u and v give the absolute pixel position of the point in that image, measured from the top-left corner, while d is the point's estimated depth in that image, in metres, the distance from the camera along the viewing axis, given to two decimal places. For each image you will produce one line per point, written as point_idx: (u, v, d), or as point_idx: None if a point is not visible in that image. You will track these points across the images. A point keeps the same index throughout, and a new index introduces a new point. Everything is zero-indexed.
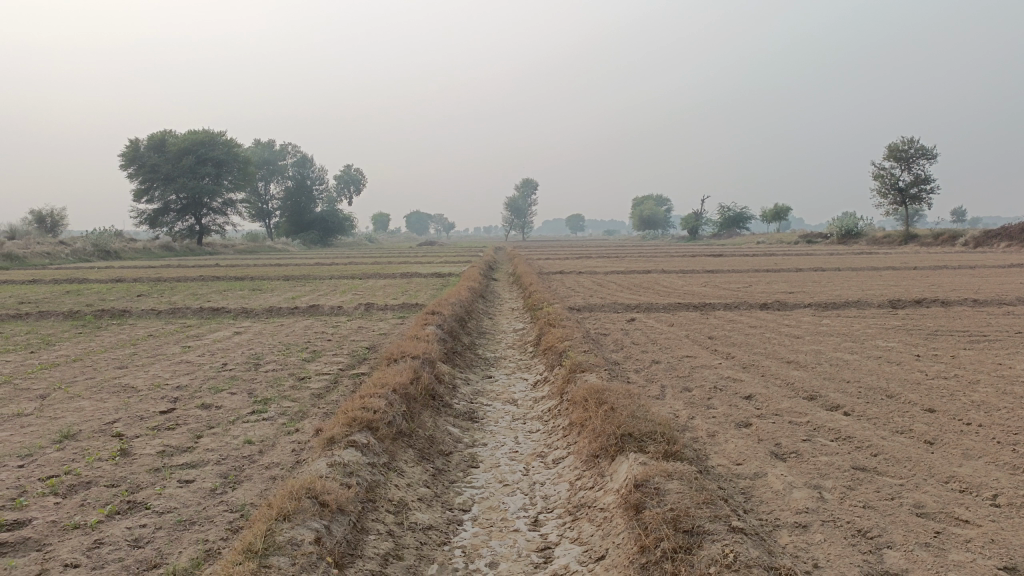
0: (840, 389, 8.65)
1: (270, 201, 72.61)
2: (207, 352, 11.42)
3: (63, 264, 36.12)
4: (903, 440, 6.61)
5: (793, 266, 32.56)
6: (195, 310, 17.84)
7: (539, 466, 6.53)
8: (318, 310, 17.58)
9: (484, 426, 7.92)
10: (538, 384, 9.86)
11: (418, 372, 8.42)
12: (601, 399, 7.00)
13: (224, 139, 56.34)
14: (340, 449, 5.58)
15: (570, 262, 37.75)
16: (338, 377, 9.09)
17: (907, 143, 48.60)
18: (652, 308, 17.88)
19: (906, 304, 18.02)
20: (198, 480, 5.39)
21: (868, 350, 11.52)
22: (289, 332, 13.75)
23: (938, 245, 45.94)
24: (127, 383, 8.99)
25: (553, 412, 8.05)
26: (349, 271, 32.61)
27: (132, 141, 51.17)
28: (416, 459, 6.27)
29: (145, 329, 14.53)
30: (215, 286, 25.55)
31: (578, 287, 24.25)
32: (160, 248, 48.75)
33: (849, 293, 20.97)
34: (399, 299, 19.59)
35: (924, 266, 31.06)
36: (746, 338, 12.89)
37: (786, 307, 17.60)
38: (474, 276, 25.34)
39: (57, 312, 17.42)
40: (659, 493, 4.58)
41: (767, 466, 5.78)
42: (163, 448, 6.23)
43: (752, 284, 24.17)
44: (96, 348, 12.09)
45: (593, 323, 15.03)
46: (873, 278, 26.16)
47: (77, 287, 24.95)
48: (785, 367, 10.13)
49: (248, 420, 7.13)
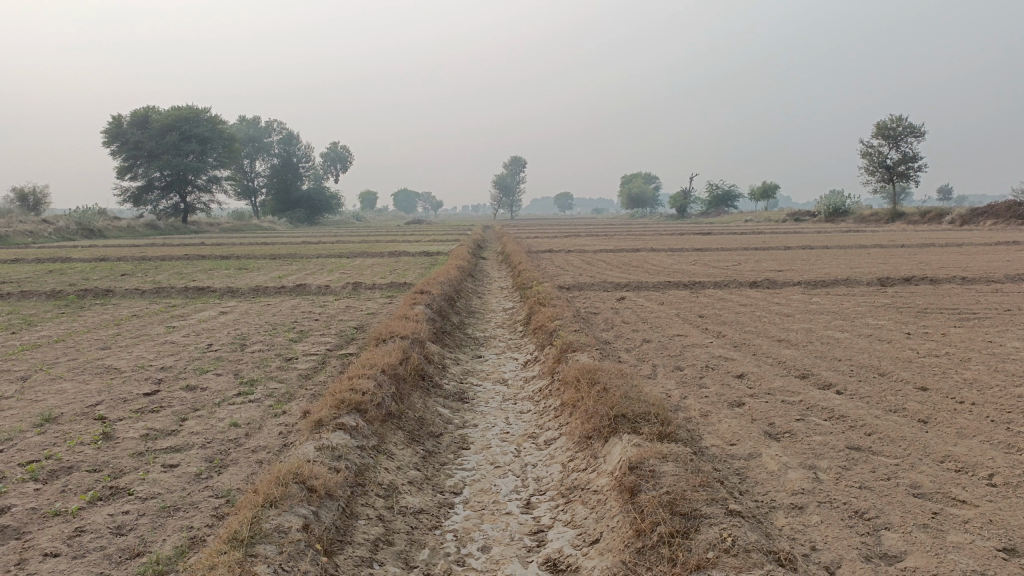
0: (833, 368, 8.60)
1: (256, 180, 71.95)
2: (192, 332, 11.26)
3: (45, 243, 35.65)
4: (897, 419, 6.56)
5: (782, 244, 32.54)
6: (181, 289, 17.60)
7: (531, 448, 6.44)
8: (305, 290, 17.39)
9: (474, 407, 7.83)
10: (529, 364, 9.77)
11: (407, 353, 8.31)
12: (593, 379, 6.92)
13: (209, 116, 55.54)
14: (328, 432, 5.46)
15: (559, 241, 37.61)
16: (326, 357, 8.96)
17: (895, 120, 48.57)
18: (642, 286, 17.81)
19: (895, 282, 18.04)
20: (182, 465, 5.27)
21: (858, 328, 11.49)
22: (276, 312, 13.58)
23: (925, 223, 46.11)
24: (110, 365, 8.82)
25: (544, 392, 7.96)
26: (336, 249, 32.36)
27: (114, 118, 50.36)
28: (406, 441, 6.16)
29: (129, 309, 14.32)
30: (201, 264, 25.28)
31: (567, 265, 24.16)
32: (144, 227, 48.20)
33: (838, 271, 20.98)
34: (387, 278, 19.41)
35: (912, 243, 31.13)
36: (737, 317, 12.83)
37: (776, 286, 17.56)
38: (463, 255, 25.16)
39: (39, 291, 17.13)
40: (654, 477, 4.49)
41: (762, 447, 5.72)
42: (147, 432, 6.10)
43: (741, 262, 24.13)
44: (79, 328, 11.89)
45: (583, 302, 14.93)
46: (861, 256, 26.16)
47: (60, 265, 24.61)
48: (777, 345, 10.09)
49: (234, 401, 7.00)
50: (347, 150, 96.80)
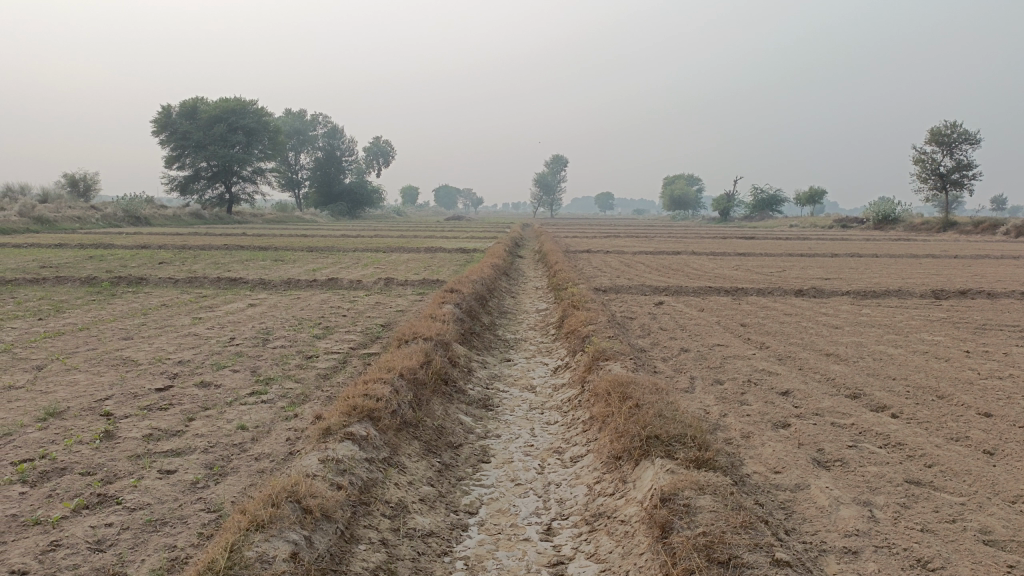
0: (887, 388, 7.96)
1: (300, 171, 72.61)
2: (217, 325, 11.01)
3: (91, 229, 36.17)
4: (960, 450, 5.95)
5: (828, 251, 31.52)
6: (214, 279, 17.47)
7: (556, 464, 5.98)
8: (337, 284, 17.13)
9: (499, 416, 7.40)
10: (559, 370, 9.31)
11: (430, 355, 7.90)
12: (625, 393, 6.41)
13: (255, 108, 55.92)
14: (334, 442, 5.06)
15: (598, 242, 36.92)
16: (347, 356, 8.61)
17: (949, 126, 46.95)
18: (681, 291, 17.21)
19: (949, 295, 17.14)
20: (179, 471, 4.92)
21: (913, 344, 10.78)
22: (304, 306, 13.27)
23: (978, 233, 44.39)
24: (127, 357, 8.57)
25: (573, 403, 7.50)
26: (373, 243, 32.25)
27: (163, 109, 51.22)
28: (421, 453, 5.74)
29: (159, 298, 14.19)
30: (238, 255, 25.29)
31: (604, 267, 23.59)
32: (189, 216, 48.81)
33: (889, 281, 20.09)
34: (421, 274, 19.08)
35: (965, 254, 29.88)
36: (781, 327, 12.19)
37: (822, 295, 16.80)
38: (499, 253, 24.76)
39: (74, 277, 17.13)
40: (688, 512, 4.00)
41: (810, 477, 5.18)
42: (150, 432, 5.78)
43: (785, 269, 23.34)
44: (106, 316, 11.75)
45: (619, 306, 14.40)
46: (911, 265, 25.12)
47: (100, 252, 24.79)
48: (825, 360, 9.45)
49: (245, 401, 6.66)
50: (389, 144, 97.14)
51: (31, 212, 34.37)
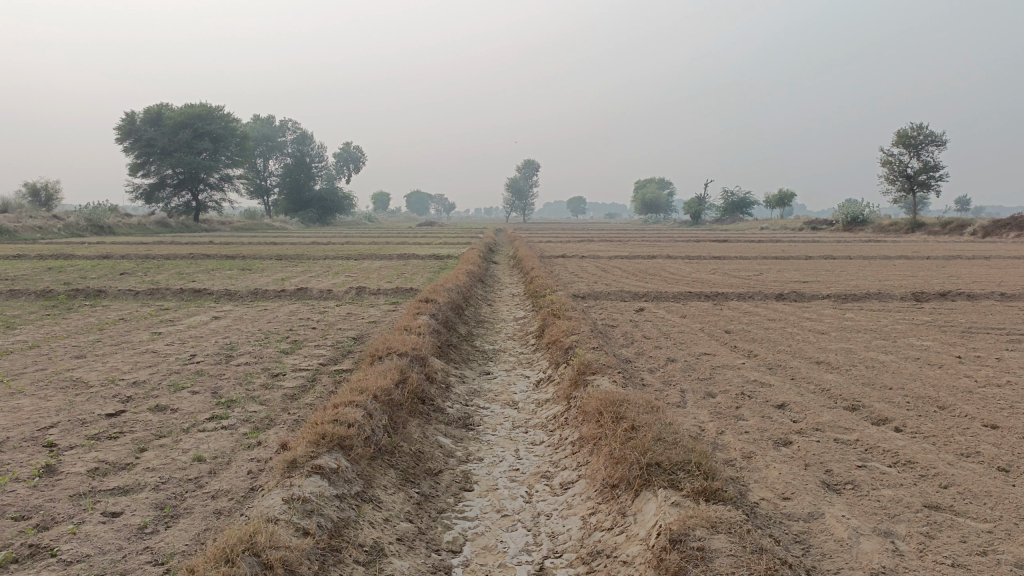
0: (886, 400, 7.59)
1: (269, 178, 71.42)
2: (177, 341, 10.37)
3: (53, 239, 35.06)
4: (975, 467, 5.58)
5: (802, 254, 31.48)
6: (177, 290, 16.76)
7: (545, 492, 5.50)
8: (306, 294, 16.50)
9: (480, 436, 6.91)
10: (541, 384, 8.84)
11: (405, 372, 7.38)
12: (617, 413, 5.96)
13: (222, 114, 54.77)
14: (300, 477, 4.53)
15: (572, 247, 36.57)
16: (317, 374, 8.05)
17: (915, 128, 47.44)
18: (661, 296, 16.87)
19: (928, 297, 16.97)
20: (125, 514, 4.36)
21: (903, 350, 10.47)
22: (271, 318, 12.67)
23: (946, 234, 44.81)
24: (77, 378, 7.92)
25: (560, 422, 7.04)
26: (345, 250, 31.60)
27: (127, 115, 49.98)
28: (397, 484, 5.24)
29: (118, 311, 13.48)
30: (204, 264, 24.50)
31: (581, 272, 23.21)
32: (155, 224, 47.64)
33: (867, 283, 19.92)
34: (393, 282, 18.54)
35: (937, 255, 29.96)
36: (767, 334, 11.83)
37: (803, 299, 16.53)
38: (473, 259, 24.26)
39: (29, 290, 16.30)
40: (705, 558, 3.56)
41: (823, 505, 4.77)
42: (96, 465, 5.20)
43: (762, 272, 23.14)
44: (59, 333, 11.04)
45: (599, 314, 13.98)
46: (887, 268, 25.05)
47: (60, 263, 23.82)
48: (817, 369, 9.08)
49: (204, 428, 6.09)
50: (360, 151, 96.14)
51: None
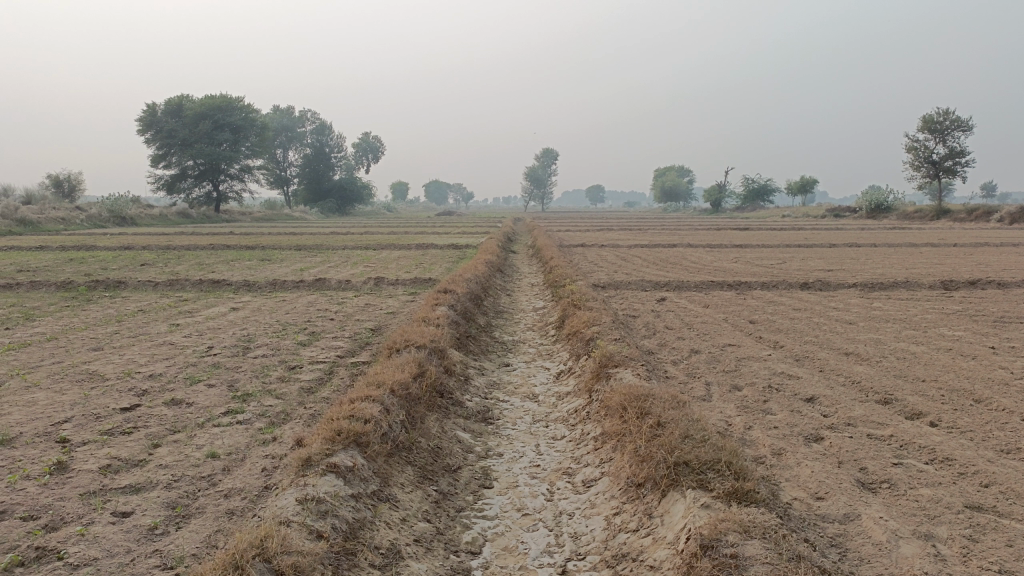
0: (919, 393, 7.33)
1: (289, 168, 71.64)
2: (195, 332, 10.29)
3: (76, 230, 35.34)
4: (1018, 465, 5.32)
5: (825, 241, 30.94)
6: (196, 281, 16.76)
7: (567, 490, 5.32)
8: (325, 284, 16.41)
9: (500, 431, 6.75)
10: (562, 377, 8.67)
11: (423, 365, 7.23)
12: (642, 408, 5.77)
13: (242, 105, 54.86)
14: (314, 476, 4.38)
15: (592, 235, 36.28)
16: (334, 367, 7.93)
17: (941, 112, 46.53)
18: (683, 286, 16.62)
19: (958, 285, 16.56)
20: (135, 514, 4.25)
21: (934, 340, 10.17)
22: (289, 309, 12.57)
23: (972, 220, 43.94)
24: (93, 371, 7.86)
25: (581, 416, 6.86)
26: (364, 240, 31.57)
27: (148, 106, 50.23)
28: (415, 482, 5.09)
29: (137, 302, 13.46)
30: (224, 255, 24.51)
31: (601, 261, 22.96)
32: (176, 215, 47.95)
33: (894, 271, 19.50)
34: (412, 273, 18.42)
35: (963, 242, 29.33)
36: (793, 324, 11.55)
37: (829, 288, 16.19)
38: (492, 249, 24.10)
39: (50, 281, 16.37)
40: (738, 567, 3.38)
41: (858, 505, 4.56)
42: (109, 462, 5.10)
43: (786, 260, 22.77)
44: (78, 325, 11.02)
45: (620, 304, 13.76)
46: (913, 255, 24.54)
47: (82, 254, 23.95)
48: (847, 360, 8.82)
49: (218, 423, 5.98)
50: (379, 141, 96.16)
51: (13, 213, 33.45)
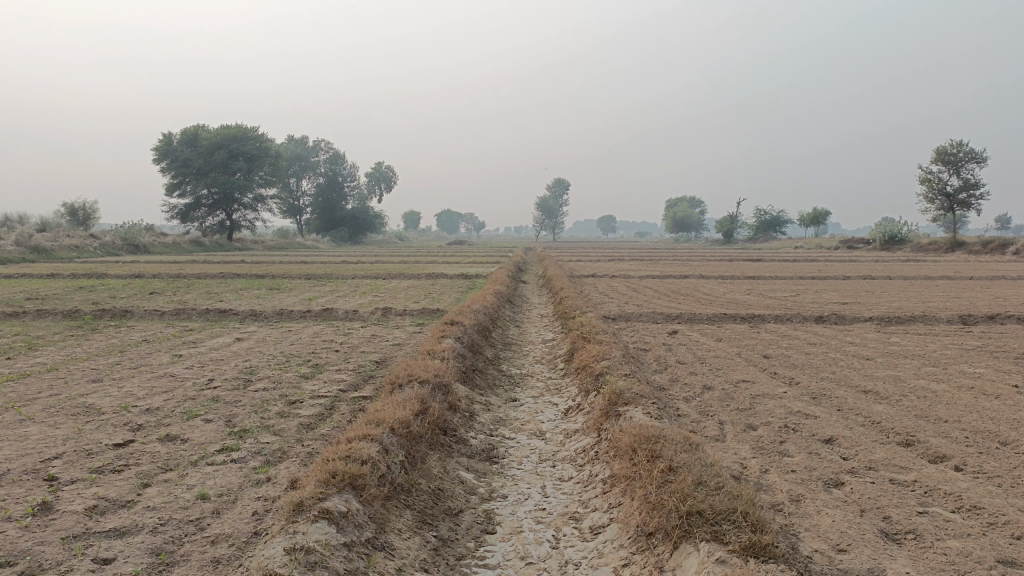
0: (942, 435, 7.03)
1: (302, 198, 72.09)
2: (197, 364, 10.11)
3: (88, 258, 35.45)
4: None
5: (839, 274, 30.62)
6: (203, 310, 16.63)
7: (573, 537, 5.05)
8: (332, 315, 16.25)
9: (505, 471, 6.50)
10: (570, 413, 8.40)
11: (426, 401, 7.01)
12: (653, 450, 5.52)
13: (257, 135, 55.35)
14: (305, 523, 4.16)
15: (604, 266, 36.12)
16: (335, 402, 7.72)
17: (954, 145, 46.31)
18: (695, 318, 16.35)
19: (977, 320, 16.21)
20: (117, 561, 4.01)
21: (955, 378, 9.85)
22: (294, 340, 12.39)
23: (987, 253, 43.47)
24: (89, 404, 7.67)
25: (590, 456, 6.61)
26: (374, 270, 31.49)
27: (164, 135, 50.75)
28: (413, 528, 4.84)
29: (142, 333, 13.31)
30: (233, 284, 24.46)
31: (611, 292, 22.75)
32: (190, 243, 48.19)
33: (910, 305, 19.17)
34: (420, 303, 18.24)
35: (979, 275, 28.92)
36: (808, 359, 11.26)
37: (844, 321, 15.87)
38: (502, 279, 23.94)
39: (57, 310, 16.27)
40: None
41: (883, 559, 4.28)
42: (95, 503, 4.88)
43: (799, 293, 22.46)
44: (80, 355, 10.86)
45: (630, 336, 13.53)
46: (929, 289, 24.16)
47: (92, 282, 23.92)
48: (865, 399, 8.52)
49: (213, 461, 5.77)
50: (392, 171, 96.90)
51: (28, 241, 33.67)
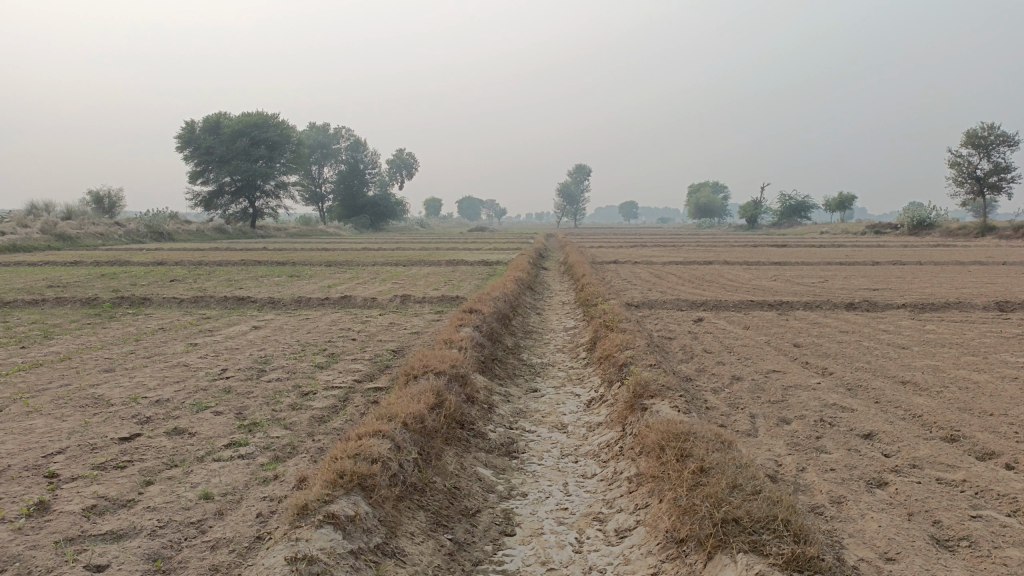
0: (989, 429, 6.60)
1: (324, 185, 72.09)
2: (211, 353, 9.89)
3: (113, 245, 35.59)
4: None
5: (867, 259, 29.87)
6: (221, 298, 16.45)
7: (597, 540, 4.73)
8: (350, 302, 16.01)
9: (525, 466, 6.19)
10: (593, 405, 8.07)
11: (442, 394, 6.72)
12: (682, 447, 5.19)
13: (278, 122, 55.23)
14: (309, 529, 3.89)
15: (626, 252, 35.62)
16: (349, 394, 7.46)
17: (987, 127, 45.10)
18: (720, 305, 15.93)
19: (1014, 307, 15.62)
20: (111, 569, 3.76)
21: (998, 368, 9.39)
22: (311, 329, 12.15)
23: (1020, 238, 42.37)
24: (99, 395, 7.47)
25: (614, 452, 6.28)
26: (394, 256, 31.27)
27: (187, 123, 50.84)
28: (426, 530, 4.56)
29: (159, 321, 13.13)
30: (253, 271, 24.31)
31: (634, 279, 22.36)
32: (213, 231, 48.31)
33: (943, 291, 18.56)
34: (440, 291, 17.93)
35: (1012, 260, 28.13)
36: (841, 348, 10.82)
37: (876, 308, 15.37)
38: (523, 266, 23.60)
39: (77, 297, 16.16)
40: None
41: (936, 569, 3.93)
42: (94, 502, 4.64)
43: (828, 279, 21.91)
44: (94, 344, 10.67)
45: (655, 324, 13.15)
46: (962, 274, 23.49)
47: (113, 270, 23.83)
48: (904, 390, 8.11)
49: (219, 457, 5.52)
50: (413, 158, 96.81)
51: (54, 229, 33.88)
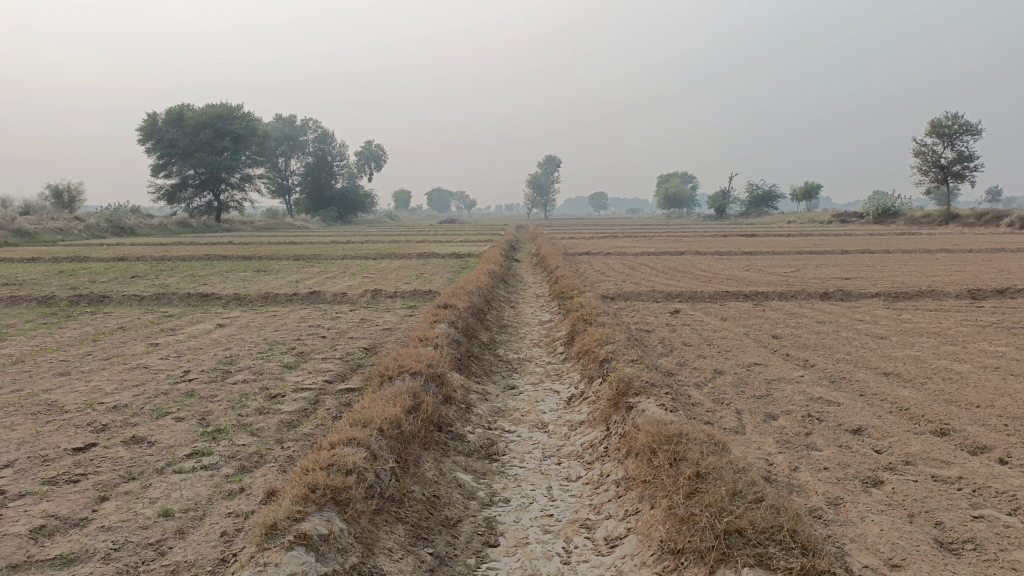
0: (979, 422, 6.47)
1: (291, 177, 70.92)
2: (174, 354, 9.46)
3: (72, 240, 34.57)
4: None
5: (835, 248, 30.05)
6: (184, 295, 15.89)
7: (586, 550, 4.48)
8: (319, 298, 15.59)
9: (507, 470, 5.92)
10: (573, 402, 7.83)
11: (418, 396, 6.42)
12: (674, 450, 4.96)
13: (243, 113, 54.10)
14: (280, 551, 3.59)
15: (598, 243, 35.45)
16: (320, 395, 7.12)
17: (950, 116, 45.69)
18: (696, 296, 15.78)
19: (986, 294, 15.70)
20: None
21: (979, 357, 9.31)
22: (279, 326, 11.74)
23: (982, 225, 43.03)
24: (52, 401, 7.03)
25: (599, 453, 6.03)
26: (364, 250, 30.73)
27: (149, 115, 49.57)
28: (405, 544, 4.26)
29: (119, 320, 12.58)
30: (219, 266, 23.68)
31: (607, 270, 22.15)
32: (176, 225, 47.25)
33: (914, 279, 18.65)
34: (412, 285, 17.57)
35: (977, 248, 28.48)
36: (821, 339, 10.69)
37: (850, 298, 15.34)
38: (495, 258, 23.30)
39: (33, 296, 15.50)
40: None
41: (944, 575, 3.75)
42: (43, 522, 4.26)
43: (800, 268, 21.91)
44: (49, 346, 10.15)
45: (631, 317, 12.94)
46: (930, 262, 23.66)
47: (72, 266, 23.01)
48: (888, 382, 7.97)
49: (181, 468, 5.16)
50: (381, 150, 95.62)
51: (9, 224, 32.78)
